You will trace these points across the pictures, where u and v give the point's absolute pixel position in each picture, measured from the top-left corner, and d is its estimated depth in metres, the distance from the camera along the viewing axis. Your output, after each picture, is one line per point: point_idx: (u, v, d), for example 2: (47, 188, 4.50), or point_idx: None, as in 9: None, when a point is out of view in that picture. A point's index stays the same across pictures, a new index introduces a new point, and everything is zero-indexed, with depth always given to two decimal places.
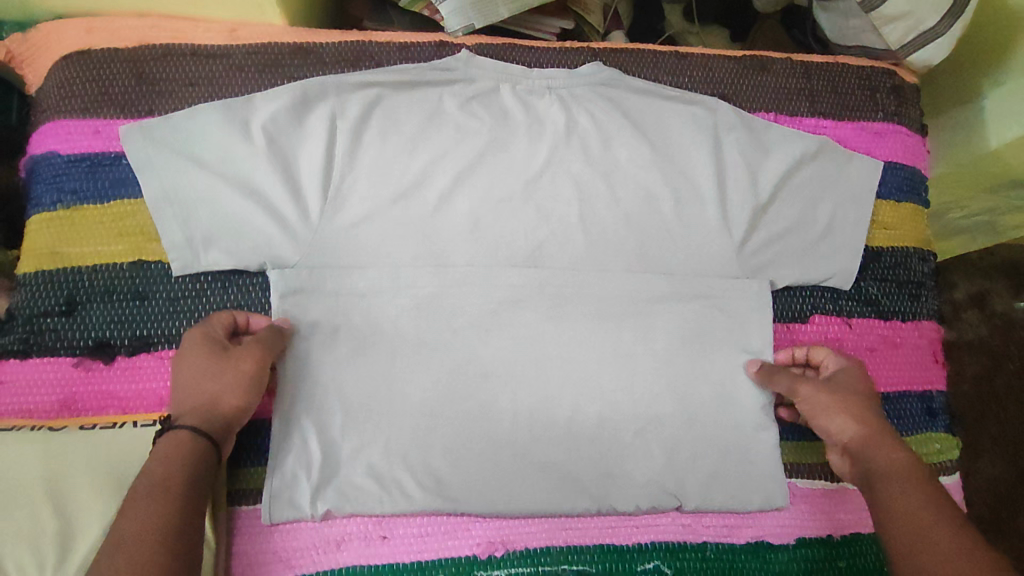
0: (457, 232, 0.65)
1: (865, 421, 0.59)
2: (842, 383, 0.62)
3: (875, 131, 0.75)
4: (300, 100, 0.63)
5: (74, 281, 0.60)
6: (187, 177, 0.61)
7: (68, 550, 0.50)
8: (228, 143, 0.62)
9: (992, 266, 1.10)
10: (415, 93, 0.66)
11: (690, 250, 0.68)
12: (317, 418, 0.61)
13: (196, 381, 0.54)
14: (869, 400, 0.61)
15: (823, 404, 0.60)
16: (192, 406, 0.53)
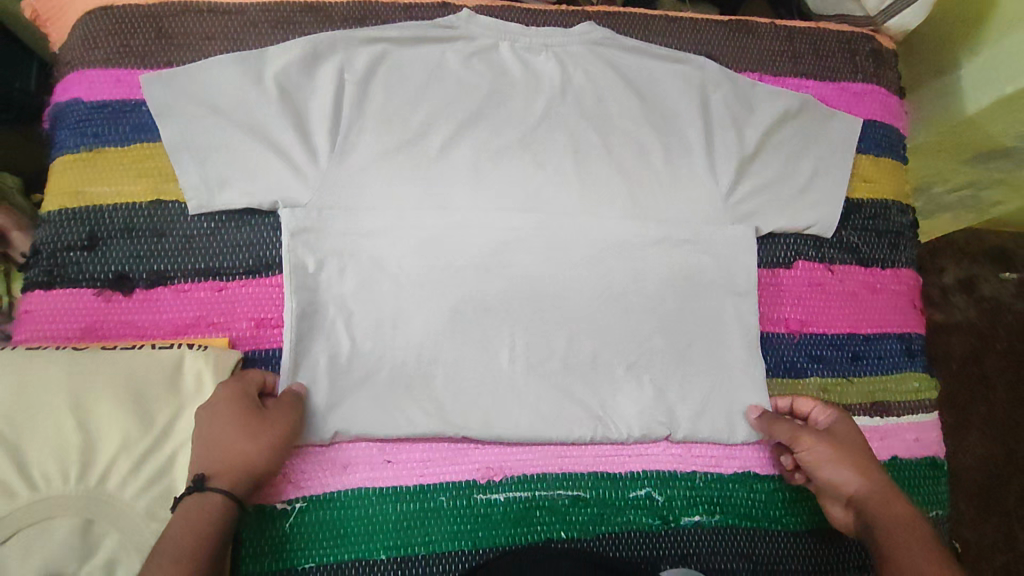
0: (457, 180, 0.67)
1: (868, 473, 0.59)
2: (840, 436, 0.62)
3: (854, 91, 0.80)
4: (310, 54, 0.65)
5: (96, 218, 0.64)
6: (199, 120, 0.63)
7: (91, 460, 0.55)
8: (237, 90, 0.64)
9: (979, 250, 1.13)
10: (419, 49, 0.69)
11: (681, 198, 0.70)
12: (327, 342, 0.63)
13: (227, 437, 0.54)
14: (866, 451, 0.62)
15: (825, 455, 0.61)
16: (222, 463, 0.53)
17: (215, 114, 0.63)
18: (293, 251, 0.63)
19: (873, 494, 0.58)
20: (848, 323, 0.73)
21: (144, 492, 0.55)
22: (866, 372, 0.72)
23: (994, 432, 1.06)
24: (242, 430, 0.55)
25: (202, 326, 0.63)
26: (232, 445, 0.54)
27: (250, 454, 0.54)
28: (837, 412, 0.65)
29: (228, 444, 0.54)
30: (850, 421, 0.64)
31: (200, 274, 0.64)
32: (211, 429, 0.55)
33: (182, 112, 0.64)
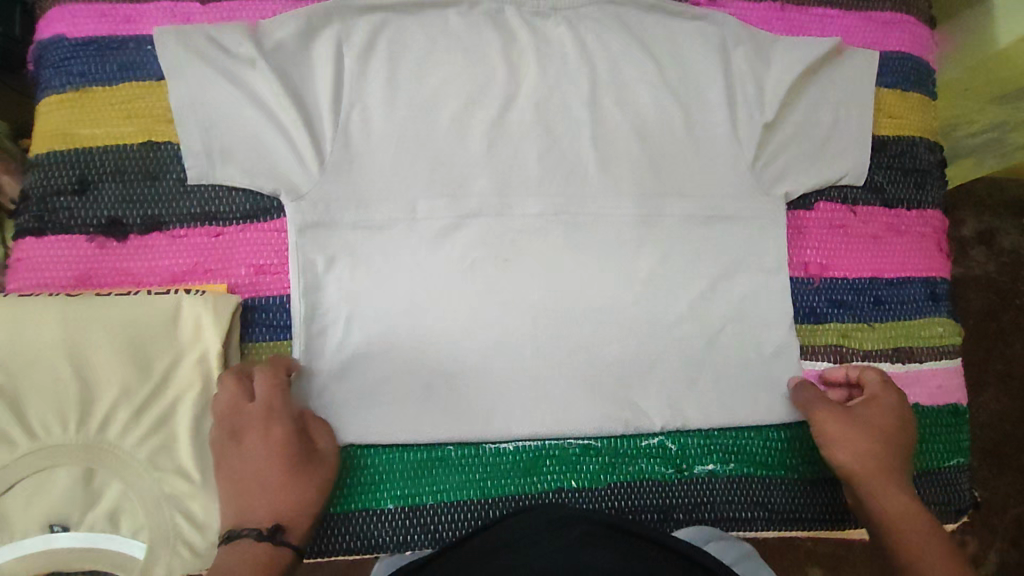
0: (454, 140, 0.66)
1: (882, 453, 0.59)
2: (879, 409, 0.61)
3: (882, 22, 0.75)
4: (305, 29, 0.64)
5: (85, 161, 0.61)
6: (197, 72, 0.62)
7: (90, 409, 0.53)
8: (243, 53, 0.63)
9: (1000, 203, 1.08)
10: (422, 18, 0.67)
11: (694, 150, 0.69)
12: (338, 349, 0.61)
13: (266, 476, 0.52)
14: (897, 431, 0.60)
15: (840, 432, 0.60)
16: (268, 506, 0.51)
17: (215, 67, 0.62)
18: (299, 257, 0.61)
19: (880, 474, 0.58)
20: (870, 267, 0.70)
21: (145, 442, 0.54)
22: (889, 317, 0.69)
23: (1008, 386, 1.04)
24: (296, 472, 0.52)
25: (199, 273, 0.61)
26: (273, 481, 0.51)
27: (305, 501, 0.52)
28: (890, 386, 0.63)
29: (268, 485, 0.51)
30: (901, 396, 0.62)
31: (196, 219, 0.61)
32: (241, 464, 0.52)
33: (186, 67, 0.62)
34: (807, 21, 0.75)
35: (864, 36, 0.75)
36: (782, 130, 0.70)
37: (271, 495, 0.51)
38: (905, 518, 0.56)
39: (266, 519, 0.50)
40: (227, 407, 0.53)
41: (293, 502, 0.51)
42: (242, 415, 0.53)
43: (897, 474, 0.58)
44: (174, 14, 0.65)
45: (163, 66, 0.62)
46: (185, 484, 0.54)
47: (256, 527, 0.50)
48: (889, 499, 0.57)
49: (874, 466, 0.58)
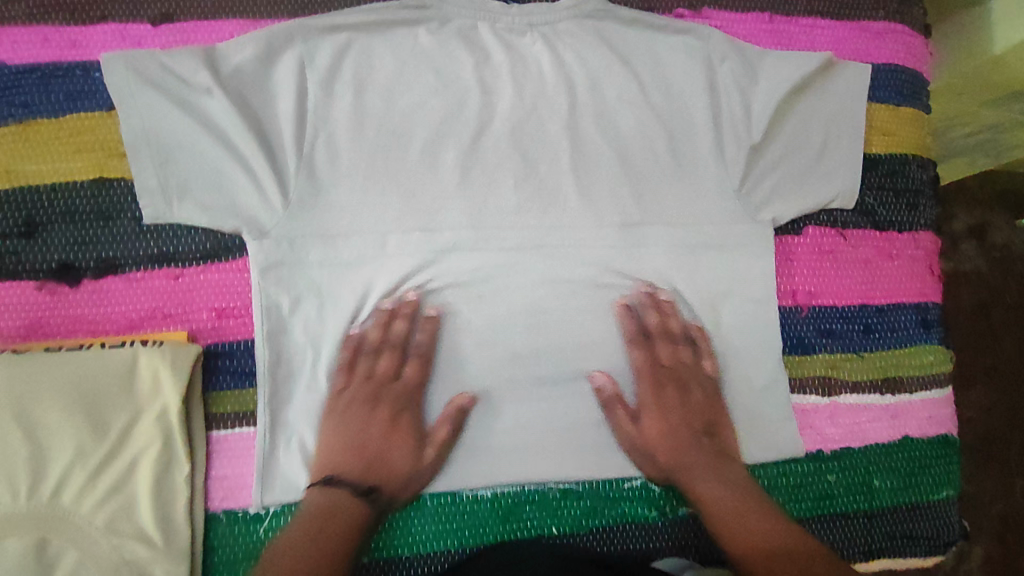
0: (426, 169, 0.62)
1: (680, 441, 0.60)
2: (671, 396, 0.62)
3: (875, 32, 0.72)
4: (264, 51, 0.60)
5: (31, 201, 0.57)
6: (146, 100, 0.57)
7: (44, 473, 0.51)
8: (197, 81, 0.58)
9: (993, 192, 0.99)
10: (390, 36, 0.63)
11: (679, 174, 0.66)
12: (307, 396, 0.58)
13: (370, 436, 0.58)
14: (679, 421, 0.61)
15: (655, 416, 0.61)
16: (350, 453, 0.57)
17: (168, 96, 0.57)
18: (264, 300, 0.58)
19: (673, 459, 0.60)
20: (860, 294, 0.68)
21: (104, 505, 0.52)
22: (878, 346, 0.67)
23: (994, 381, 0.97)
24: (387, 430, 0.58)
25: (159, 319, 0.58)
26: (389, 448, 0.58)
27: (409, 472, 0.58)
28: (698, 370, 0.63)
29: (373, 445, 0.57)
30: (700, 383, 0.63)
31: (154, 261, 0.58)
32: (366, 427, 0.58)
33: (137, 96, 0.57)
34: (798, 33, 0.71)
35: (857, 49, 0.71)
36: (772, 152, 0.66)
37: (388, 465, 0.58)
38: (729, 505, 0.56)
39: (368, 478, 0.57)
40: (384, 373, 0.59)
41: (400, 471, 0.58)
42: (387, 390, 0.59)
43: (714, 469, 0.59)
44: (124, 37, 0.60)
45: (112, 95, 0.58)
46: (146, 550, 0.52)
47: (355, 483, 0.56)
48: (704, 484, 0.58)
49: (670, 454, 0.60)
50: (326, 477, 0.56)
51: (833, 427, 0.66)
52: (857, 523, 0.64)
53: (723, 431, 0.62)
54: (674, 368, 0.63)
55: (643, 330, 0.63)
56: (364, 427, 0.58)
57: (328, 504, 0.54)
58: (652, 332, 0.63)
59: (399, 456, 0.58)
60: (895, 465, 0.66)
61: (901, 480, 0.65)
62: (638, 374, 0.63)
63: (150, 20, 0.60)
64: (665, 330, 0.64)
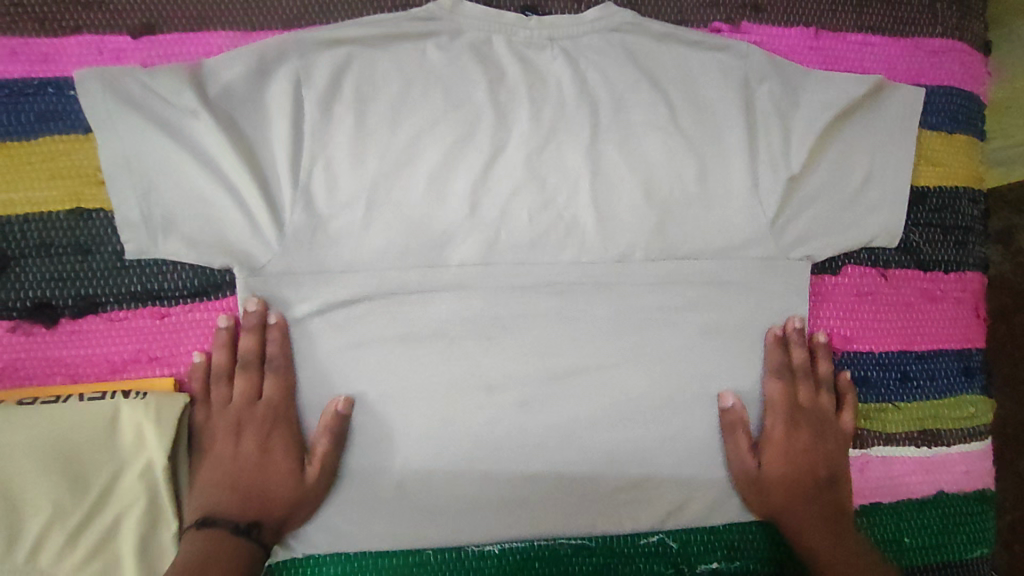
0: (431, 199, 0.57)
1: (793, 483, 0.59)
2: (801, 438, 0.59)
3: (930, 50, 0.66)
4: (257, 66, 0.54)
5: (4, 232, 0.53)
6: (122, 123, 0.52)
7: (17, 536, 0.47)
8: (182, 103, 0.53)
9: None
10: (396, 49, 0.57)
11: (706, 209, 0.60)
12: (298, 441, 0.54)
13: (242, 469, 0.52)
14: (805, 466, 0.59)
15: (773, 452, 0.59)
16: (268, 492, 0.52)
17: (151, 119, 0.53)
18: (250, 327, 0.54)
19: (784, 497, 0.59)
20: (898, 339, 0.63)
21: (83, 567, 0.47)
22: (916, 396, 0.63)
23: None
24: (279, 457, 0.53)
25: (143, 362, 0.53)
26: (267, 474, 0.53)
27: (288, 498, 0.52)
28: (836, 423, 0.61)
29: (246, 479, 0.52)
30: (840, 436, 0.61)
31: (137, 299, 0.54)
32: (237, 456, 0.53)
33: (116, 118, 0.52)
34: (844, 51, 0.65)
35: (910, 68, 0.65)
36: (809, 185, 0.61)
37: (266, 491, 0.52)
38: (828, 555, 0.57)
39: (248, 513, 0.51)
40: (242, 396, 0.54)
41: (285, 500, 0.52)
42: (251, 413, 0.53)
43: (835, 531, 0.58)
44: (101, 50, 0.55)
45: (89, 117, 0.53)
46: None
47: (235, 517, 0.51)
48: (810, 525, 0.58)
49: (784, 502, 0.59)
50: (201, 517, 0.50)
51: (863, 482, 0.61)
52: None
53: (843, 480, 0.60)
54: (812, 413, 0.60)
55: (790, 365, 0.60)
56: (233, 460, 0.52)
57: (206, 550, 0.49)
58: (797, 369, 0.60)
59: (278, 477, 0.52)
60: (928, 523, 0.61)
61: (935, 538, 0.61)
62: (772, 409, 0.59)
63: (129, 32, 0.55)
64: (809, 370, 0.60)
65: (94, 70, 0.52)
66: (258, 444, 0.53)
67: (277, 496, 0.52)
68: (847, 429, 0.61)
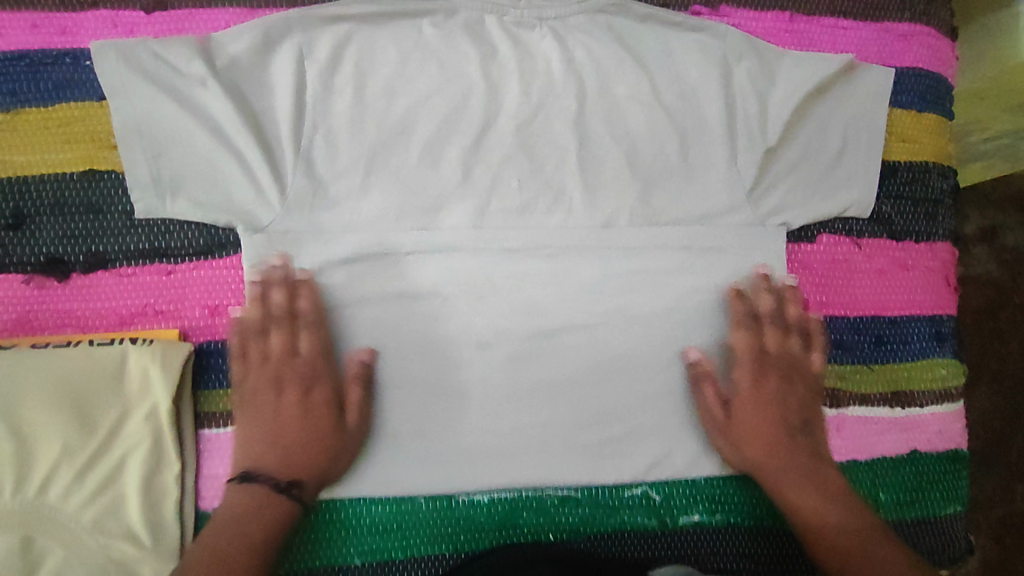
0: (426, 166, 0.60)
1: (767, 433, 0.60)
2: (771, 386, 0.61)
3: (899, 34, 0.70)
4: (263, 40, 0.58)
5: (21, 191, 0.56)
6: (134, 90, 0.56)
7: (28, 471, 0.49)
8: (192, 72, 0.56)
9: (1008, 200, 0.90)
10: (394, 26, 0.61)
11: (687, 179, 0.63)
12: None
13: (284, 425, 0.55)
14: (775, 413, 0.60)
15: (743, 405, 0.60)
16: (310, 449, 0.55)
17: (162, 87, 0.56)
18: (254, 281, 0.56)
19: (758, 450, 0.59)
20: (872, 304, 0.66)
21: (90, 503, 0.50)
22: (889, 358, 0.66)
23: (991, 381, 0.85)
24: (321, 414, 0.55)
25: (149, 315, 0.56)
26: (312, 431, 0.55)
27: (330, 451, 0.55)
28: (808, 365, 0.62)
29: (290, 435, 0.54)
30: (810, 379, 0.62)
31: (145, 256, 0.56)
32: (279, 411, 0.55)
33: (129, 86, 0.56)
34: (817, 33, 0.69)
35: (880, 50, 0.69)
36: (785, 157, 0.64)
37: (309, 446, 0.54)
38: (817, 509, 0.57)
39: (291, 470, 0.54)
40: (277, 352, 0.56)
41: (327, 450, 0.55)
42: (292, 367, 0.56)
43: (811, 475, 0.59)
44: (115, 24, 0.58)
45: (103, 85, 0.56)
46: (134, 549, 0.50)
47: (277, 476, 0.53)
48: (797, 491, 0.58)
49: (759, 455, 0.60)
50: (244, 471, 0.53)
51: (840, 440, 0.64)
52: None
53: (816, 426, 0.61)
54: (781, 358, 0.62)
55: (755, 315, 0.62)
56: (277, 416, 0.55)
57: (248, 504, 0.52)
58: (764, 318, 0.62)
59: (322, 431, 0.55)
60: (902, 479, 0.64)
61: (909, 495, 0.64)
62: (739, 361, 0.61)
63: (143, 8, 0.59)
64: (777, 317, 0.62)
65: (110, 41, 0.56)
66: (302, 400, 0.56)
67: (320, 451, 0.55)
68: (818, 370, 0.62)
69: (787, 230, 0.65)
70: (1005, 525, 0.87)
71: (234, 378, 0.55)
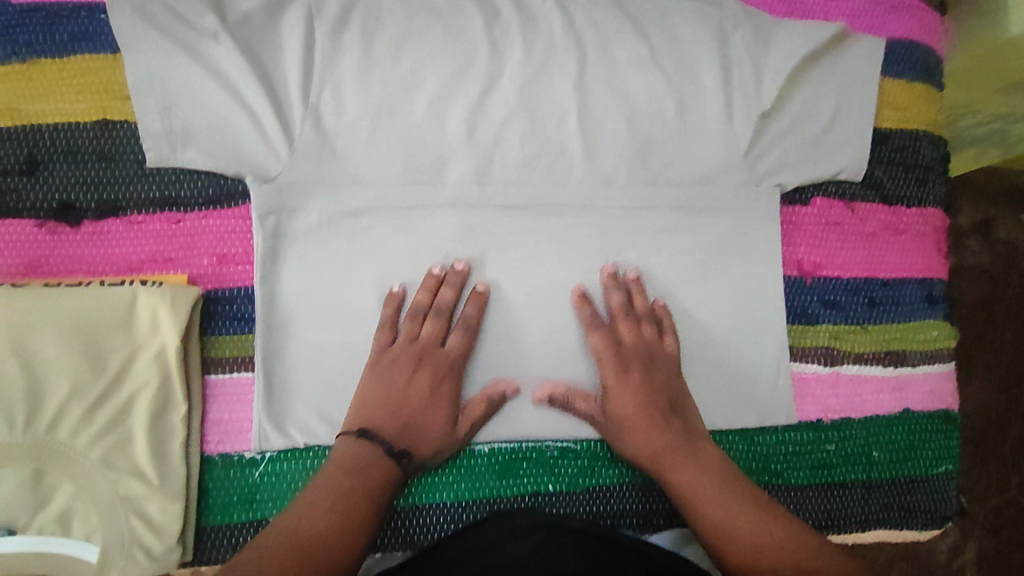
0: (430, 124, 0.62)
1: (654, 424, 0.58)
2: (637, 377, 0.59)
3: (890, 7, 0.72)
4: None
5: (35, 139, 0.57)
6: (146, 42, 0.57)
7: (38, 408, 0.50)
8: (204, 26, 0.58)
9: (997, 190, 0.95)
10: None
11: (684, 142, 0.65)
12: (302, 337, 0.58)
13: (408, 400, 0.57)
14: (648, 400, 0.59)
15: (619, 393, 0.59)
16: (421, 433, 0.56)
17: (174, 40, 0.57)
18: (262, 230, 0.58)
19: (644, 438, 0.58)
20: (865, 266, 0.67)
21: (99, 441, 0.51)
22: (882, 319, 0.67)
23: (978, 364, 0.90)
24: (433, 401, 0.57)
25: (158, 262, 0.58)
26: (422, 416, 0.57)
27: (436, 442, 0.57)
28: (659, 347, 0.61)
29: (407, 412, 0.56)
30: (666, 366, 0.60)
31: (155, 204, 0.58)
32: (406, 389, 0.57)
33: (141, 38, 0.57)
34: (811, 5, 0.71)
35: (871, 22, 0.71)
36: (780, 121, 0.66)
37: (425, 429, 0.56)
38: (699, 493, 0.54)
39: (400, 440, 0.55)
40: (428, 338, 0.59)
41: (433, 437, 0.57)
42: (433, 354, 0.58)
43: (688, 457, 0.56)
44: None
45: (116, 37, 0.57)
46: (141, 486, 0.51)
47: (391, 442, 0.55)
48: (681, 473, 0.55)
49: (640, 441, 0.58)
50: (361, 429, 0.55)
51: (834, 398, 0.65)
52: (855, 492, 0.64)
53: (688, 409, 0.60)
54: (638, 349, 0.60)
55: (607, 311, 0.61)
56: (403, 393, 0.57)
57: (360, 456, 0.53)
58: (616, 313, 0.61)
59: (432, 418, 0.57)
60: (895, 437, 0.65)
61: (902, 452, 0.65)
62: (601, 358, 0.60)
63: None
64: (626, 310, 0.61)
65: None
66: (431, 386, 0.58)
67: (426, 447, 0.56)
68: (672, 354, 0.61)
69: (781, 193, 0.67)
70: (992, 505, 0.91)
71: (311, 343, 0.58)
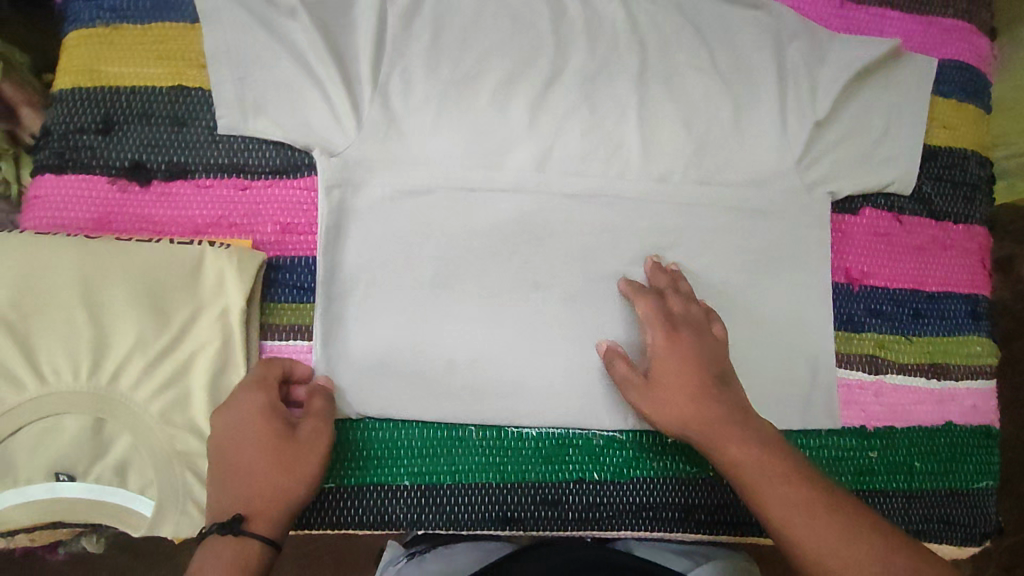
0: (492, 111, 0.63)
1: (696, 391, 0.55)
2: (688, 345, 0.56)
3: (942, 28, 0.74)
4: None
5: (111, 100, 0.59)
6: (226, 13, 0.59)
7: (102, 356, 0.52)
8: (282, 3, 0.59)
9: None
10: None
11: (739, 144, 0.66)
12: (361, 308, 0.59)
13: (232, 453, 0.50)
14: (694, 366, 0.56)
15: (663, 357, 0.56)
16: (256, 489, 0.49)
17: (253, 14, 0.59)
18: (329, 202, 0.59)
19: (683, 407, 0.55)
20: (911, 278, 0.68)
21: (158, 394, 0.52)
22: (926, 331, 0.68)
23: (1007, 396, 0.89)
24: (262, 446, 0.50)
25: (223, 226, 0.59)
26: (249, 467, 0.49)
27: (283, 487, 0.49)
28: (706, 324, 0.58)
29: (231, 464, 0.50)
30: (714, 341, 0.58)
31: (222, 169, 0.59)
32: (237, 437, 0.50)
33: (222, 8, 0.59)
34: (866, 21, 0.73)
35: (924, 42, 0.73)
36: (833, 131, 0.67)
37: (251, 476, 0.49)
38: (756, 476, 0.52)
39: (232, 506, 0.48)
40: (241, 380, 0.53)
41: (266, 486, 0.49)
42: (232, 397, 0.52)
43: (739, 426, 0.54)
44: None
45: (198, 6, 0.59)
46: (197, 442, 0.53)
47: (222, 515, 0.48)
48: (734, 446, 0.53)
49: (683, 406, 0.55)
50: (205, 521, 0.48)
51: (877, 406, 0.65)
52: (896, 502, 0.64)
53: (732, 380, 0.57)
54: (686, 318, 0.58)
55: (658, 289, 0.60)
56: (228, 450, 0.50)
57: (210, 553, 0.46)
58: (665, 290, 0.60)
59: (261, 468, 0.49)
60: (937, 450, 0.65)
61: (943, 465, 0.65)
62: (649, 323, 0.58)
63: None
64: (676, 291, 0.60)
65: None
66: (244, 425, 0.51)
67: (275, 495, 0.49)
68: (719, 337, 0.58)
69: (832, 200, 0.68)
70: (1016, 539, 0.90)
71: (366, 308, 0.59)
